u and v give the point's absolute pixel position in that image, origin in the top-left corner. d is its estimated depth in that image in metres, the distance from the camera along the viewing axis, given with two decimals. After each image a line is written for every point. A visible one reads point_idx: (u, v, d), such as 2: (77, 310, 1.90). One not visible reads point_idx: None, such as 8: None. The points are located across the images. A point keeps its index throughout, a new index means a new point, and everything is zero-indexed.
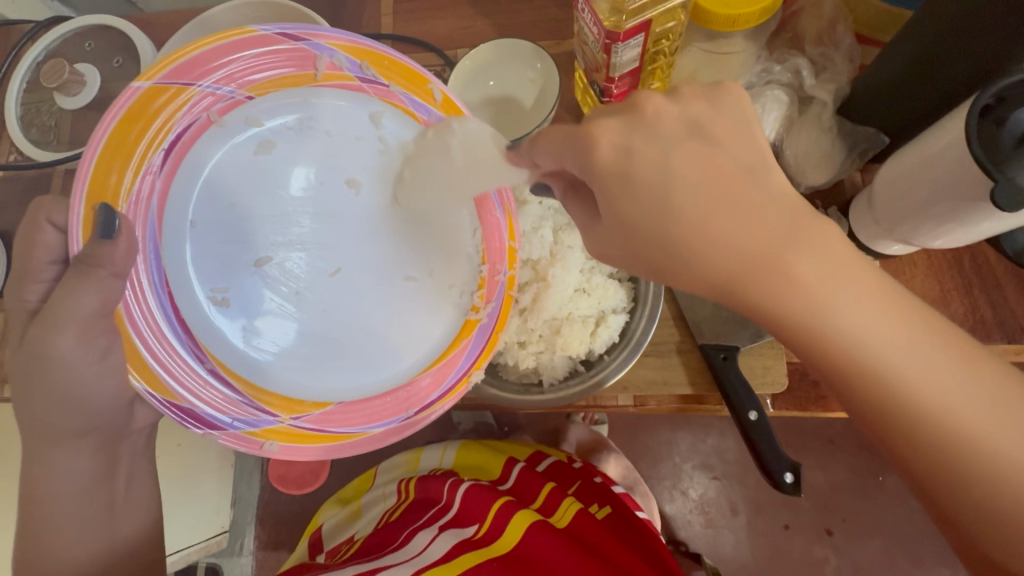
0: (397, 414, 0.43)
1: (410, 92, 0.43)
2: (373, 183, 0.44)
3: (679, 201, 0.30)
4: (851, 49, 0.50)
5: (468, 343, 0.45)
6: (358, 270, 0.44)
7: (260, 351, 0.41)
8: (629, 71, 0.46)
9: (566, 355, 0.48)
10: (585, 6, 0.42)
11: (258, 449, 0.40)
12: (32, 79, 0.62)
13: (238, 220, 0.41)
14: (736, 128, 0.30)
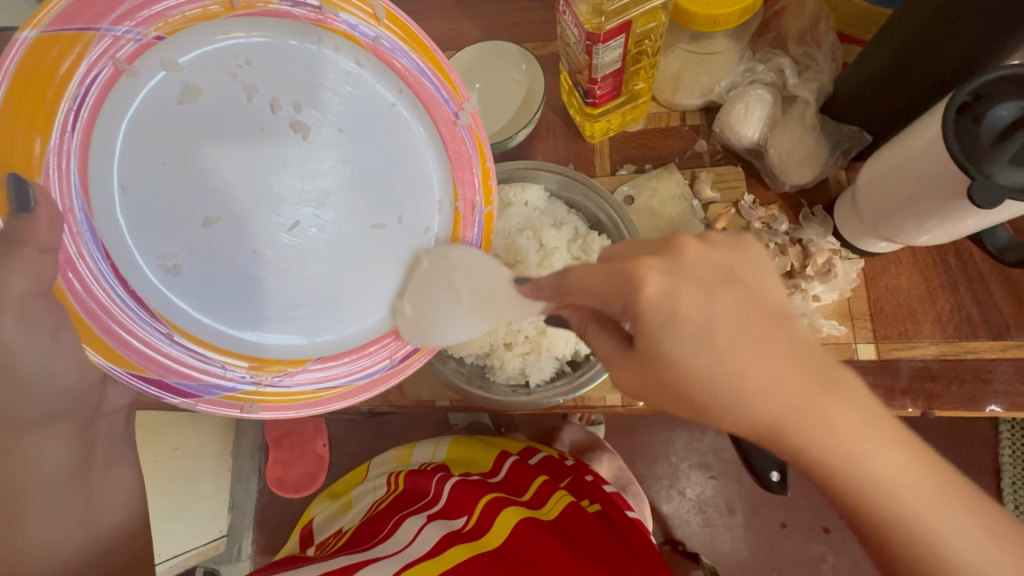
0: (381, 363, 0.45)
1: (345, 12, 0.41)
2: (319, 122, 0.42)
3: (728, 351, 0.27)
4: (834, 48, 0.50)
5: (440, 289, 0.46)
6: (320, 217, 0.42)
7: (217, 312, 0.41)
8: (611, 72, 0.46)
9: (552, 356, 0.49)
10: (566, 8, 0.42)
11: (239, 411, 0.41)
12: None
13: (177, 181, 0.39)
14: (762, 275, 0.29)
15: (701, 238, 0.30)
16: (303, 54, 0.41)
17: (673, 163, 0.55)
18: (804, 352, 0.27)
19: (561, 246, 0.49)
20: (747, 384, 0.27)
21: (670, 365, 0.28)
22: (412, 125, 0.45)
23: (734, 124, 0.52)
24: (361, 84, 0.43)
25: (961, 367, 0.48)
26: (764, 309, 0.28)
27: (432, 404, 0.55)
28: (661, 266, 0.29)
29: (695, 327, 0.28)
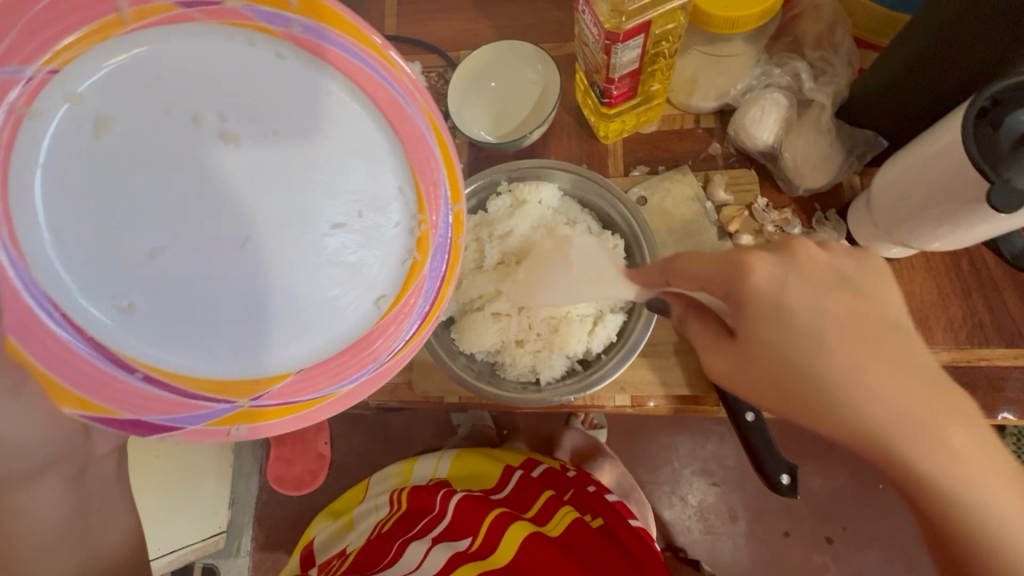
0: (367, 365, 0.36)
1: (252, 0, 0.32)
2: (245, 119, 0.33)
3: (834, 349, 0.32)
4: (850, 53, 0.50)
5: (423, 282, 0.37)
6: (274, 221, 0.34)
7: (169, 347, 0.33)
8: (629, 72, 0.46)
9: (564, 355, 0.48)
10: (586, 7, 0.43)
11: (226, 437, 0.34)
12: None
13: (103, 208, 0.32)
14: (876, 281, 0.34)
15: (821, 246, 0.36)
16: (213, 43, 0.32)
17: (686, 165, 0.56)
18: (908, 361, 0.32)
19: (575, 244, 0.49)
20: (874, 389, 0.31)
21: (819, 363, 0.32)
22: (355, 106, 0.35)
23: (749, 128, 0.52)
24: (287, 74, 0.33)
25: (973, 374, 0.48)
26: (878, 314, 0.33)
27: (440, 401, 0.55)
28: (773, 261, 0.34)
29: (804, 324, 0.33)
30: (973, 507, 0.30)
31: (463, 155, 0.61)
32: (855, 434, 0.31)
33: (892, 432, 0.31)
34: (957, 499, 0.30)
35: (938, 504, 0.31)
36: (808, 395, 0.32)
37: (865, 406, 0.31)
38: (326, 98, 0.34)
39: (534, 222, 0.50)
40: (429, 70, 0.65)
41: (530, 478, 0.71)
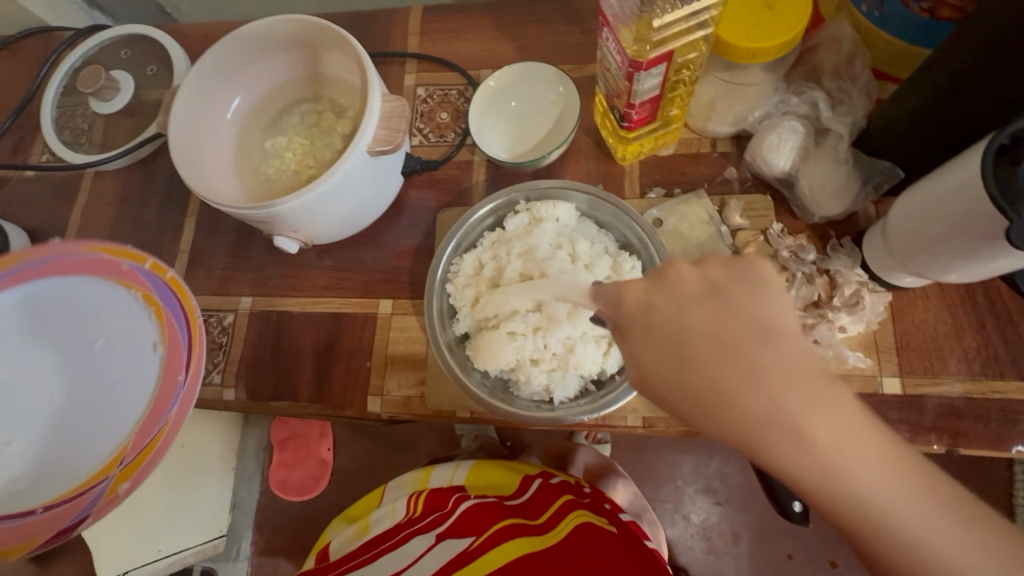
0: (168, 399, 0.47)
1: (5, 261, 0.49)
2: (60, 326, 0.50)
3: (697, 354, 0.31)
4: (868, 84, 0.51)
5: (179, 337, 0.49)
6: (99, 369, 0.49)
7: (53, 473, 0.45)
8: (649, 99, 0.47)
9: (577, 375, 0.48)
10: (609, 34, 0.43)
11: (116, 498, 0.44)
12: (68, 84, 0.75)
13: (5, 417, 0.47)
14: (754, 289, 0.32)
15: (693, 262, 0.34)
16: (10, 296, 0.49)
17: (701, 189, 0.56)
18: (757, 364, 0.30)
19: (594, 262, 0.49)
20: (731, 394, 0.30)
21: (698, 370, 0.31)
22: (106, 283, 0.51)
23: (766, 154, 0.52)
24: (66, 288, 0.50)
25: (987, 406, 0.48)
26: (740, 322, 0.31)
27: (453, 415, 0.56)
28: (644, 286, 0.34)
29: (673, 332, 0.32)
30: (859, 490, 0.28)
31: (481, 171, 0.62)
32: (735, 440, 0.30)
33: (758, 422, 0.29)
34: (851, 488, 0.28)
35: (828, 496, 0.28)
36: (695, 403, 0.31)
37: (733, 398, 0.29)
38: (99, 288, 0.51)
39: (552, 239, 0.50)
40: (451, 87, 0.66)
41: (545, 487, 0.71)
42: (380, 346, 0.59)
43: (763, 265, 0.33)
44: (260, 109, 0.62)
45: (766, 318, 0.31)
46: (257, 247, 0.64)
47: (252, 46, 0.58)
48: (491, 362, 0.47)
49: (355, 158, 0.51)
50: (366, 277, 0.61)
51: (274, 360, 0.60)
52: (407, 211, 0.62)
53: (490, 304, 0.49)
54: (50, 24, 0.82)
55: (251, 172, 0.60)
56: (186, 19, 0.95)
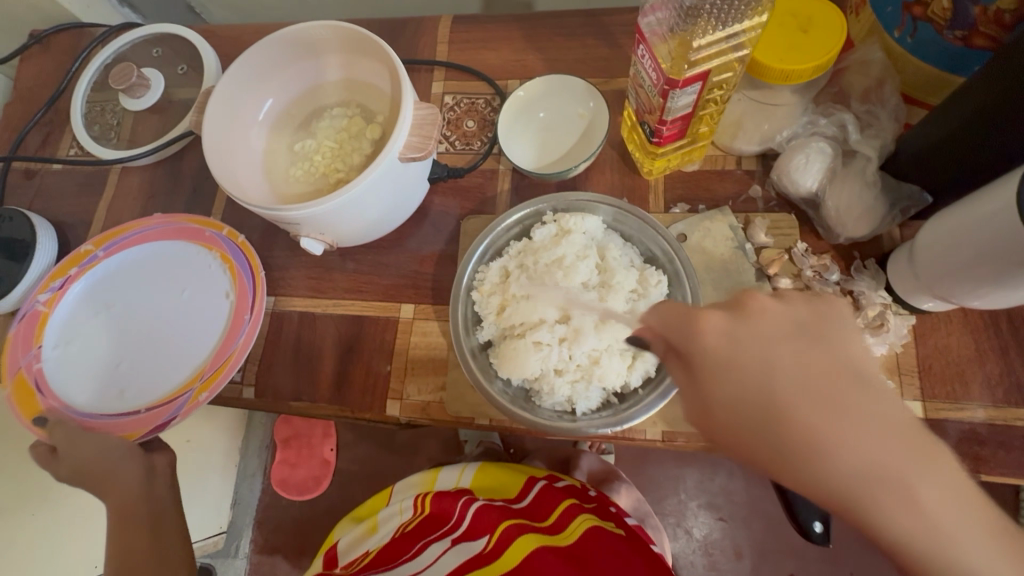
0: (239, 327, 0.58)
1: (116, 231, 0.64)
2: (152, 276, 0.62)
3: (784, 395, 0.31)
4: (897, 109, 0.52)
5: (241, 281, 0.60)
6: (182, 306, 0.61)
7: (152, 383, 0.58)
8: (681, 116, 0.47)
9: (600, 387, 0.48)
10: (645, 52, 0.44)
11: (198, 406, 0.56)
12: (99, 79, 0.77)
13: (117, 344, 0.60)
14: (839, 332, 0.33)
15: (774, 296, 0.35)
16: (118, 253, 0.63)
17: (726, 206, 0.57)
18: (863, 413, 0.30)
19: (621, 275, 0.49)
20: (831, 441, 0.29)
21: (794, 415, 0.31)
22: (186, 242, 0.63)
23: (793, 175, 0.53)
24: (157, 249, 0.63)
25: (1010, 433, 0.48)
26: (836, 367, 0.32)
27: (471, 422, 0.56)
28: (723, 319, 0.35)
29: (758, 379, 0.32)
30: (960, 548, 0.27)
31: (505, 180, 0.63)
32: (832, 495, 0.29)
33: (858, 477, 0.29)
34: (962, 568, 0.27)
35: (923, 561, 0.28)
36: (783, 454, 0.31)
37: (826, 445, 0.29)
38: (181, 246, 0.63)
39: (580, 250, 0.50)
40: (478, 96, 0.67)
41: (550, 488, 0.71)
42: (401, 351, 0.59)
43: (841, 308, 0.35)
44: (291, 110, 0.63)
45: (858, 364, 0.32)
46: (281, 248, 0.65)
47: (286, 50, 0.59)
48: (517, 372, 0.47)
49: (386, 164, 0.52)
50: (388, 280, 0.62)
51: (295, 360, 0.61)
52: (431, 217, 0.63)
53: (517, 314, 0.49)
54: (84, 20, 0.83)
55: (280, 174, 0.60)
56: (213, 20, 0.97)
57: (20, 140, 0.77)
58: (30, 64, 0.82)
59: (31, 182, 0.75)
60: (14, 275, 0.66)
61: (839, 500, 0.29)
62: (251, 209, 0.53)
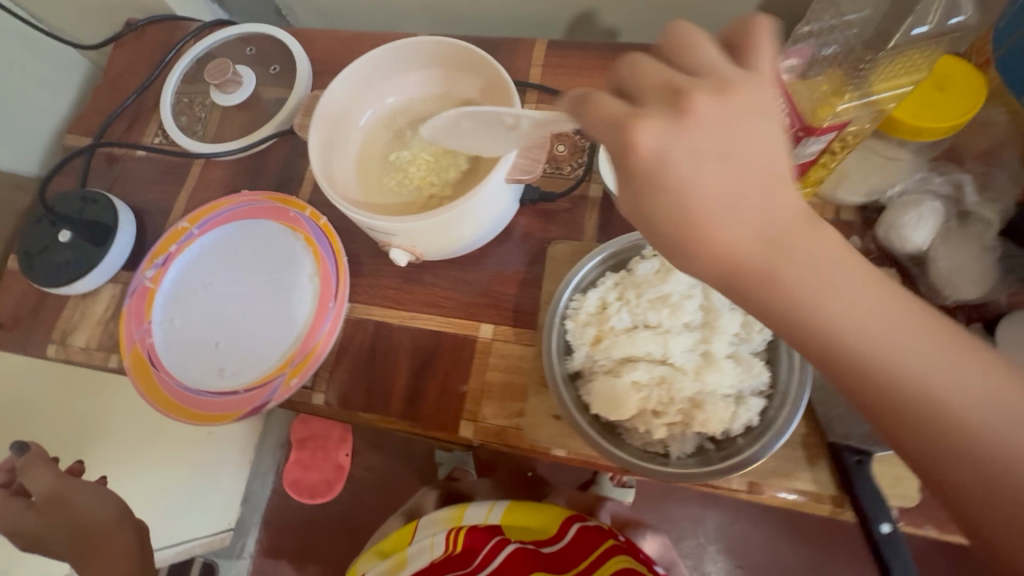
0: (326, 315, 0.60)
1: (209, 212, 0.67)
2: (243, 258, 0.65)
3: (691, 170, 0.31)
4: (1016, 173, 0.51)
5: (327, 270, 0.62)
6: (272, 290, 0.63)
7: (247, 364, 0.61)
8: (802, 164, 0.46)
9: (697, 433, 0.46)
10: (780, 96, 0.43)
11: (289, 392, 0.58)
12: (190, 72, 0.78)
13: (213, 322, 0.63)
14: (763, 137, 0.31)
15: (720, 90, 0.31)
16: (212, 233, 0.66)
17: None
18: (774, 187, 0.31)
19: (725, 319, 0.48)
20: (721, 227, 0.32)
21: (779, 262, 0.32)
22: (273, 227, 0.66)
23: (901, 231, 0.52)
24: (246, 231, 0.66)
25: None
26: (766, 165, 0.31)
27: (546, 452, 0.54)
28: (666, 112, 0.31)
29: (759, 217, 0.31)
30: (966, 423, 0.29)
31: (594, 211, 0.63)
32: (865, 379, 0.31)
33: (875, 349, 0.31)
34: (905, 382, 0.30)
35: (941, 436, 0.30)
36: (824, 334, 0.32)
37: (839, 318, 0.31)
38: (269, 230, 0.66)
39: (685, 289, 0.49)
40: None
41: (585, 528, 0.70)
42: (478, 372, 0.58)
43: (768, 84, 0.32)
44: (385, 119, 0.62)
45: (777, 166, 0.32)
46: (362, 256, 0.65)
47: (394, 59, 0.59)
48: (614, 411, 0.46)
49: (493, 184, 0.51)
50: (468, 299, 0.61)
51: (368, 371, 0.60)
52: (515, 239, 0.63)
53: (616, 348, 0.48)
54: (179, 14, 0.85)
55: (374, 181, 0.60)
56: (298, 23, 1.00)
57: (107, 124, 0.78)
58: (122, 51, 0.83)
59: (113, 165, 0.76)
60: (94, 258, 0.67)
61: (875, 383, 0.31)
62: (355, 217, 0.53)
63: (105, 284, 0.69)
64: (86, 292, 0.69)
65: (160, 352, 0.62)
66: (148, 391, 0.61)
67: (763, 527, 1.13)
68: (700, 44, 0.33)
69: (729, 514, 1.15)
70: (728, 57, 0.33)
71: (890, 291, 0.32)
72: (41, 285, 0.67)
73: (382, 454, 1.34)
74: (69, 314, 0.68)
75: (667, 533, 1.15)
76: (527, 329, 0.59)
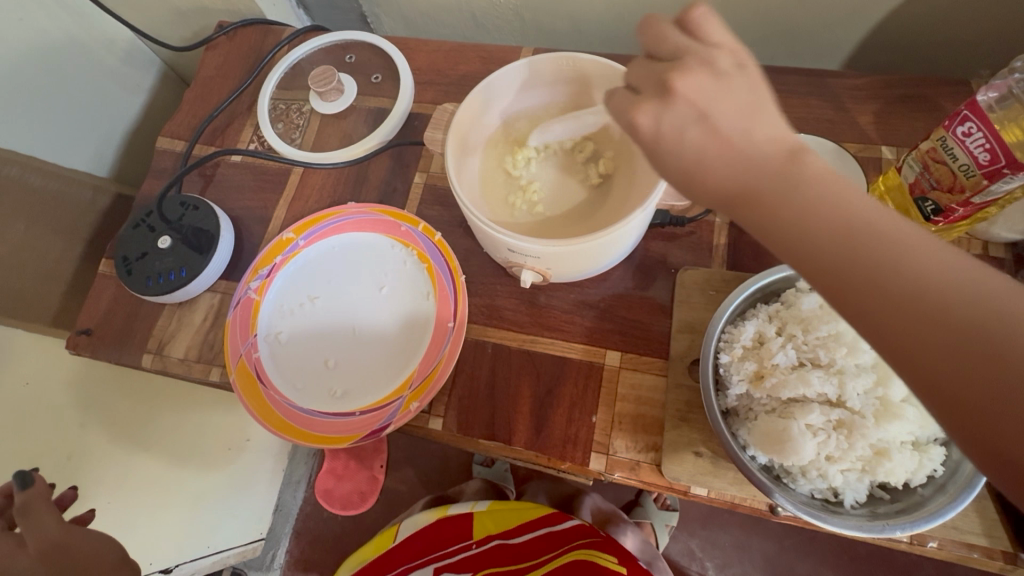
0: (447, 336, 0.58)
1: (315, 222, 0.65)
2: (353, 273, 0.63)
3: (701, 151, 0.32)
4: None
5: (445, 289, 0.60)
6: (384, 306, 0.61)
7: (362, 384, 0.58)
8: (987, 200, 0.45)
9: (875, 481, 0.44)
10: (980, 128, 0.42)
11: (412, 416, 0.56)
12: (286, 79, 0.77)
13: (321, 338, 0.61)
14: (742, 106, 0.32)
15: (715, 76, 0.33)
16: (321, 246, 0.65)
17: None
18: (750, 151, 0.32)
19: None
20: (705, 174, 0.32)
21: (761, 184, 0.32)
22: (386, 242, 0.64)
23: None
24: (357, 245, 0.65)
25: None
26: (753, 145, 0.32)
27: (685, 490, 0.52)
28: (653, 106, 0.32)
29: (746, 149, 0.32)
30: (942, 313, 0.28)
31: (721, 237, 0.60)
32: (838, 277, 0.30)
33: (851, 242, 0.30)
34: (897, 279, 0.29)
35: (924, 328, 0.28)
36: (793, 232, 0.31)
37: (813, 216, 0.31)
38: (381, 246, 0.64)
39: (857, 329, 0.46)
40: None
41: (555, 532, 0.80)
42: (608, 402, 0.56)
43: (756, 80, 0.33)
44: (512, 134, 0.60)
45: (779, 143, 0.32)
46: (475, 275, 0.63)
47: (528, 77, 0.57)
48: (790, 454, 0.43)
49: (651, 208, 0.49)
50: (591, 323, 0.59)
51: (489, 396, 0.58)
52: (637, 262, 0.61)
53: (785, 388, 0.45)
54: (268, 18, 0.84)
55: (498, 200, 0.57)
56: (379, 31, 0.99)
57: (201, 128, 0.76)
58: (215, 54, 0.82)
59: (208, 170, 0.74)
60: (196, 267, 0.65)
61: (859, 279, 0.29)
62: (498, 237, 0.49)
63: (203, 293, 0.67)
64: (184, 300, 0.67)
65: (268, 369, 0.60)
66: (259, 408, 0.58)
67: (813, 560, 1.08)
68: (671, 30, 0.35)
69: (777, 542, 1.11)
70: (689, 34, 0.35)
71: (871, 199, 0.31)
72: (140, 293, 0.65)
73: (423, 468, 1.31)
74: (165, 323, 0.66)
75: (712, 560, 1.12)
76: (658, 358, 0.57)
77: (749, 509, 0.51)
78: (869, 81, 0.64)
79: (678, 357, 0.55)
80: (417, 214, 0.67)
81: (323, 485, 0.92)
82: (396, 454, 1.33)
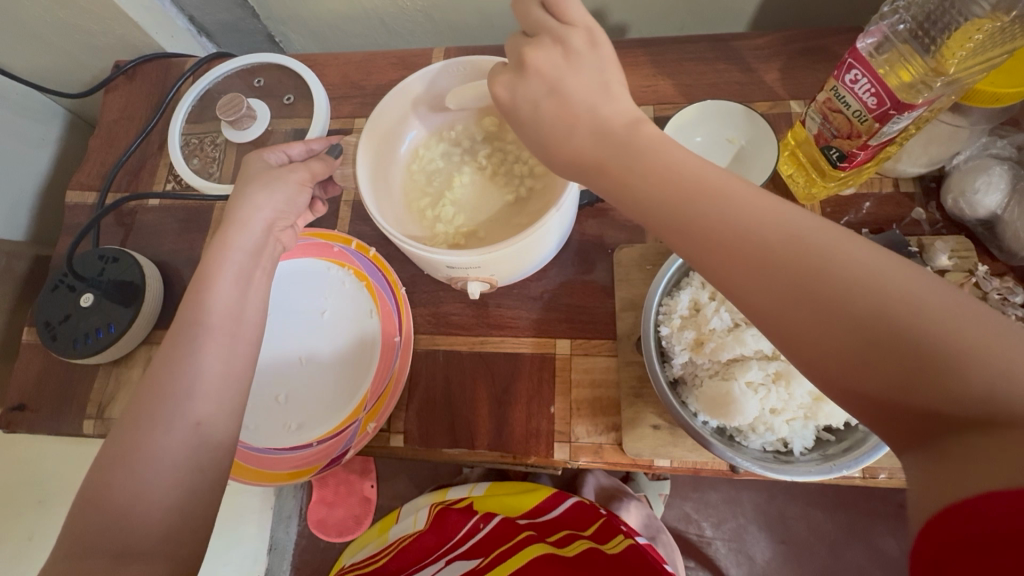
0: (395, 351, 0.58)
1: None
2: (290, 301, 0.61)
3: (542, 121, 0.39)
4: None
5: (389, 303, 0.60)
6: (325, 330, 0.60)
7: (314, 414, 0.57)
8: (884, 141, 0.47)
9: (818, 424, 0.46)
10: (863, 74, 0.43)
11: (371, 434, 0.56)
12: (195, 112, 0.74)
13: (264, 372, 0.58)
14: (590, 82, 0.38)
15: (567, 52, 0.38)
16: None
17: (894, 229, 0.56)
18: (591, 116, 0.37)
19: None
20: (551, 141, 0.38)
21: (612, 156, 0.36)
22: (322, 265, 0.63)
23: (971, 196, 0.52)
24: (292, 271, 0.62)
25: None
26: (589, 113, 0.37)
27: (650, 464, 0.52)
28: (508, 79, 0.40)
29: (589, 116, 0.37)
30: (860, 333, 0.28)
31: None
32: (760, 303, 0.31)
33: (783, 263, 0.30)
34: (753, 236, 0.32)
35: (913, 379, 0.27)
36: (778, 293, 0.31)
37: (757, 239, 0.31)
38: (316, 269, 0.63)
39: None
40: None
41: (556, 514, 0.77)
42: (564, 390, 0.56)
43: (605, 55, 0.38)
44: (433, 142, 0.60)
45: (620, 122, 0.37)
46: (418, 286, 0.62)
47: (438, 81, 0.56)
48: (735, 414, 0.45)
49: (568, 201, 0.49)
50: (537, 315, 0.59)
51: (446, 404, 0.57)
52: (574, 250, 0.61)
53: (724, 351, 0.48)
54: (168, 51, 0.81)
55: (423, 212, 0.56)
56: (292, 50, 0.96)
57: (112, 175, 0.73)
58: (117, 97, 0.79)
59: (126, 217, 0.71)
60: (123, 321, 0.62)
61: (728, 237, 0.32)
62: (426, 253, 0.48)
63: (137, 346, 0.64)
64: (118, 357, 0.64)
65: None
66: None
67: (802, 502, 1.12)
68: (536, 5, 0.40)
69: (765, 492, 1.14)
70: (552, 13, 0.40)
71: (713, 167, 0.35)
72: (67, 357, 0.62)
73: (411, 481, 1.29)
74: (102, 384, 0.63)
75: (708, 519, 1.14)
76: (606, 339, 0.57)
77: (712, 471, 0.52)
78: (771, 39, 0.66)
79: (626, 336, 0.56)
80: (349, 232, 0.66)
81: (317, 516, 0.91)
82: (384, 472, 1.30)
